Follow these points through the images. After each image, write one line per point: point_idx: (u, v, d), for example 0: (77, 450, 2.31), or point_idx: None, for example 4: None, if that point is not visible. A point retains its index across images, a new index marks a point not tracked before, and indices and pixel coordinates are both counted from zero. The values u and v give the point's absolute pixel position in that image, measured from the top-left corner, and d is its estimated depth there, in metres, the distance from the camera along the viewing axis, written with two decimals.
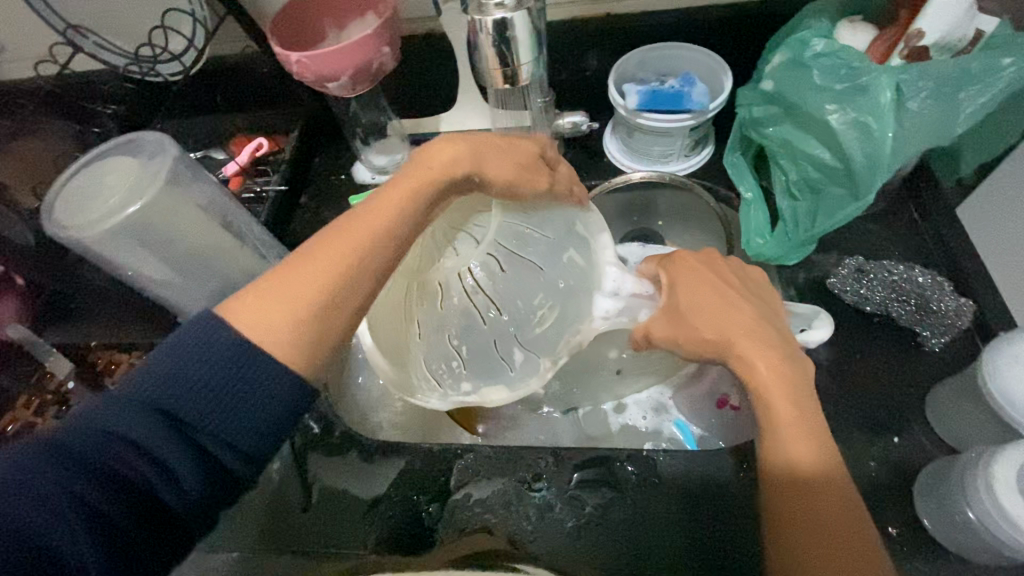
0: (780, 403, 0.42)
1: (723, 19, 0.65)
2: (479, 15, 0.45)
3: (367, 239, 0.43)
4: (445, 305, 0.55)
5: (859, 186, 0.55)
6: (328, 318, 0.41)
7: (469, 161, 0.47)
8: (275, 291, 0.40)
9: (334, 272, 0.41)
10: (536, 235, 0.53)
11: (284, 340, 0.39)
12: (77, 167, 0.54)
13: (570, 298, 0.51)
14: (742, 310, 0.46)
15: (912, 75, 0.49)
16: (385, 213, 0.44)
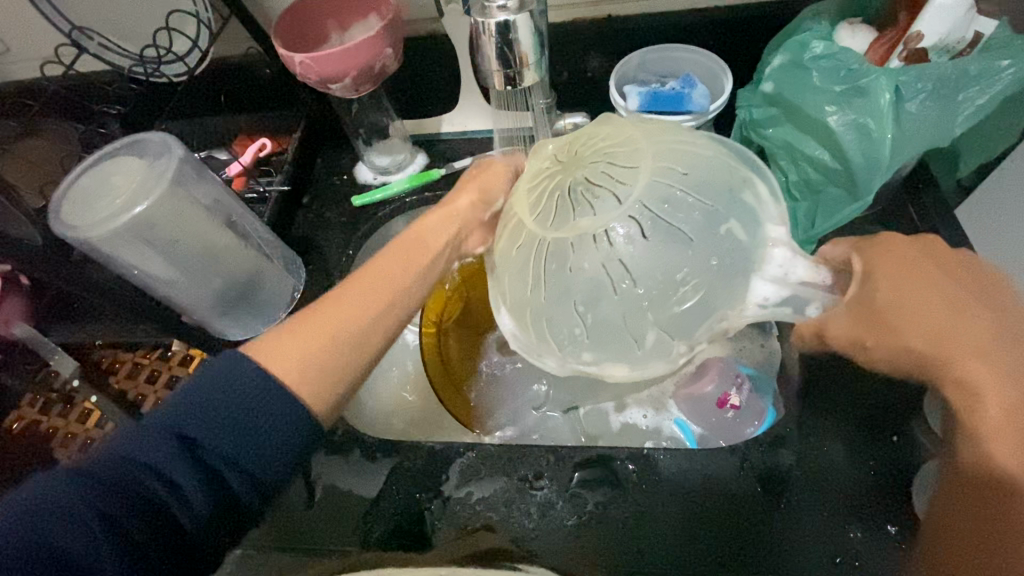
0: (1009, 435, 0.37)
1: (723, 22, 0.66)
2: (481, 18, 0.45)
3: (379, 279, 0.44)
4: (573, 267, 0.46)
5: (858, 186, 0.56)
6: (346, 359, 0.42)
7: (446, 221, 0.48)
8: (288, 345, 0.40)
9: (345, 318, 0.42)
10: (692, 196, 0.45)
11: (300, 374, 0.40)
12: (83, 168, 0.54)
13: (732, 271, 0.42)
14: (976, 323, 0.39)
15: (911, 76, 0.50)
16: (395, 257, 0.46)
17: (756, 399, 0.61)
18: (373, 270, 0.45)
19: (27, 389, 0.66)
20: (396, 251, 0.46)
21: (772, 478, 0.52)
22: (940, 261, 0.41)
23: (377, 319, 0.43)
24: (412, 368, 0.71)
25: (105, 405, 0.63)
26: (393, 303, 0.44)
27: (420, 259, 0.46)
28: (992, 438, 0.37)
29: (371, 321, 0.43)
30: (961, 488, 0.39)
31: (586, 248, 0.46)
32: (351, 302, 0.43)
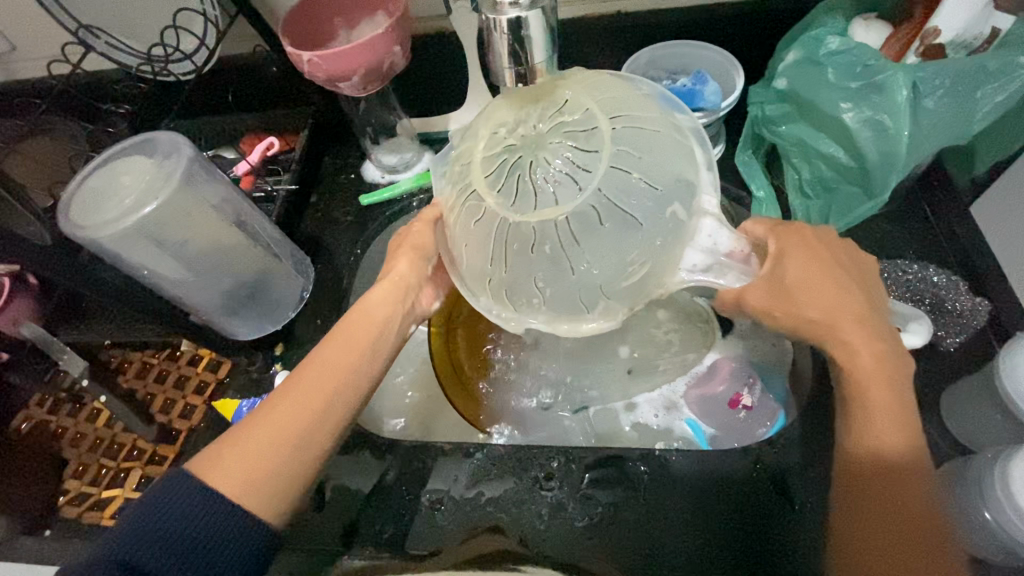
0: (882, 396, 0.41)
1: (735, 18, 0.65)
2: (493, 14, 0.44)
3: (319, 377, 0.44)
4: (527, 237, 0.48)
5: (874, 185, 0.55)
6: (288, 462, 0.41)
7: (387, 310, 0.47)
8: (240, 450, 0.40)
9: (287, 425, 0.42)
10: (646, 180, 0.48)
11: (244, 491, 0.39)
12: (91, 168, 0.54)
13: (672, 239, 0.45)
14: (851, 298, 0.44)
15: (929, 73, 0.49)
16: (336, 354, 0.45)
17: (769, 399, 0.61)
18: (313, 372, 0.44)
19: (35, 388, 0.66)
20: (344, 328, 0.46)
21: (784, 478, 0.52)
22: (832, 249, 0.46)
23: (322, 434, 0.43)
24: (419, 367, 0.71)
25: (114, 405, 0.63)
26: (335, 399, 0.43)
27: (362, 343, 0.46)
28: (875, 408, 0.41)
29: (320, 438, 0.43)
30: (845, 470, 0.41)
31: (548, 230, 0.48)
32: (295, 402, 0.42)
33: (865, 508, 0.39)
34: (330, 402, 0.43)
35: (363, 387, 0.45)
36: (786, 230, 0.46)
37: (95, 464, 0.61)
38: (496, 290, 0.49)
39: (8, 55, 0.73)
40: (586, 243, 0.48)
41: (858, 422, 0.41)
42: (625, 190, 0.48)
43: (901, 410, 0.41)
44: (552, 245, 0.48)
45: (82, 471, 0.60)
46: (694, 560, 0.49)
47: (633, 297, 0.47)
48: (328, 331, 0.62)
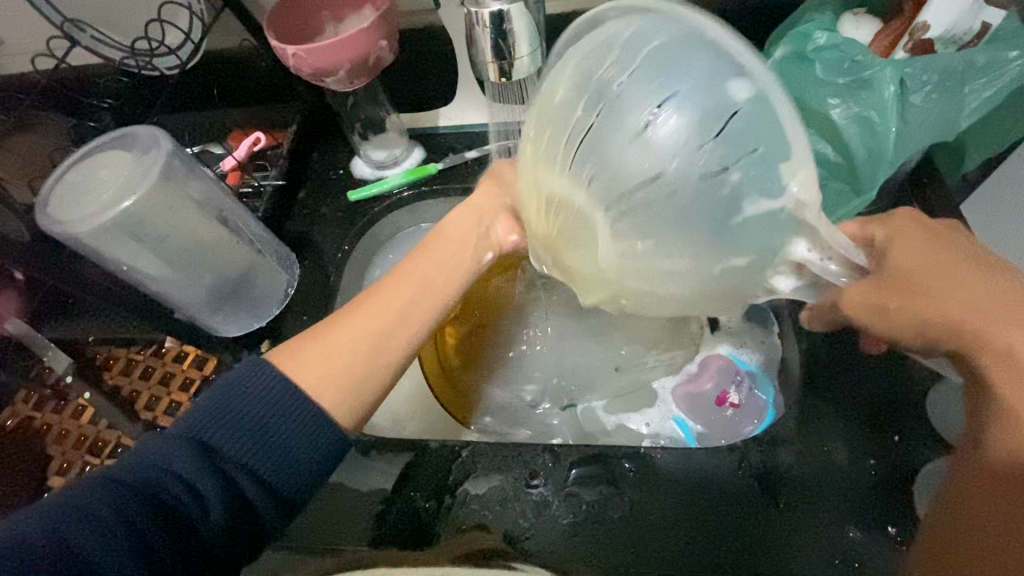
0: None
1: (724, 13, 0.65)
2: (476, 7, 0.44)
3: (404, 289, 0.45)
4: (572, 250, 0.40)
5: (861, 179, 0.54)
6: (362, 365, 0.43)
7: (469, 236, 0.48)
8: (327, 344, 0.43)
9: (369, 325, 0.44)
10: (666, 259, 0.35)
11: (325, 386, 0.41)
12: (72, 162, 0.54)
13: (745, 288, 0.38)
14: (988, 291, 0.39)
15: (917, 68, 0.49)
16: (417, 270, 0.46)
17: (756, 396, 0.61)
18: (401, 280, 0.45)
19: (20, 385, 0.66)
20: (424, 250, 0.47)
21: (769, 477, 0.51)
22: (955, 241, 0.41)
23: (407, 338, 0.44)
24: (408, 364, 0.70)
25: (98, 402, 0.63)
26: (426, 308, 0.45)
27: (445, 260, 0.47)
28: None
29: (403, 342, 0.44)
30: (975, 479, 0.40)
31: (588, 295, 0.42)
32: (374, 311, 0.44)
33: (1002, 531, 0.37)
34: (408, 313, 0.44)
35: (433, 313, 0.45)
36: (898, 220, 0.42)
37: (78, 462, 0.60)
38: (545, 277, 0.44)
39: None
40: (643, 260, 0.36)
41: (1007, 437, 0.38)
42: (679, 213, 0.34)
43: None
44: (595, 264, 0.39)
45: (65, 468, 0.60)
46: (677, 559, 0.49)
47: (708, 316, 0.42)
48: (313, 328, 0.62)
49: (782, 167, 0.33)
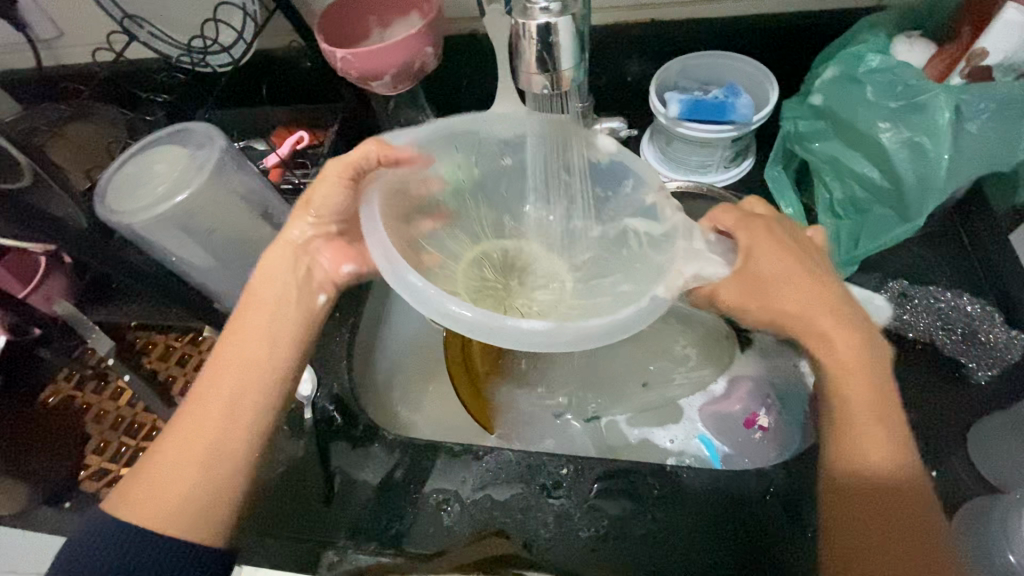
0: (861, 383, 0.43)
1: (772, 30, 0.64)
2: (523, 19, 0.43)
3: (226, 392, 0.44)
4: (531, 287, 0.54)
5: (909, 205, 0.53)
6: (214, 467, 0.42)
7: (282, 294, 0.48)
8: (164, 475, 0.42)
9: (197, 439, 0.43)
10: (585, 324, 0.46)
11: (181, 504, 0.41)
12: (129, 154, 0.56)
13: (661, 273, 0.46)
14: (811, 289, 0.45)
15: (973, 95, 0.48)
16: (232, 349, 0.46)
17: (787, 421, 0.60)
18: (220, 369, 0.45)
19: (62, 364, 0.67)
20: (235, 336, 0.46)
21: (795, 503, 0.50)
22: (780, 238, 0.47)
23: (250, 416, 0.44)
24: (434, 366, 0.71)
25: (137, 385, 0.65)
26: (253, 375, 0.45)
27: (260, 329, 0.47)
28: (864, 426, 0.42)
29: (249, 420, 0.44)
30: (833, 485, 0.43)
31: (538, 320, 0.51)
32: (203, 417, 0.43)
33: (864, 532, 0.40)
34: (234, 397, 0.44)
35: (261, 376, 0.45)
36: (755, 227, 0.46)
37: (115, 441, 0.62)
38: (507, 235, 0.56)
39: (52, 40, 0.74)
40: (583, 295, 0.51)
41: (850, 445, 0.42)
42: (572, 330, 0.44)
43: (882, 408, 0.43)
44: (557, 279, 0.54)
45: (103, 446, 0.62)
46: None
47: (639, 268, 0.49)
48: (345, 325, 0.64)
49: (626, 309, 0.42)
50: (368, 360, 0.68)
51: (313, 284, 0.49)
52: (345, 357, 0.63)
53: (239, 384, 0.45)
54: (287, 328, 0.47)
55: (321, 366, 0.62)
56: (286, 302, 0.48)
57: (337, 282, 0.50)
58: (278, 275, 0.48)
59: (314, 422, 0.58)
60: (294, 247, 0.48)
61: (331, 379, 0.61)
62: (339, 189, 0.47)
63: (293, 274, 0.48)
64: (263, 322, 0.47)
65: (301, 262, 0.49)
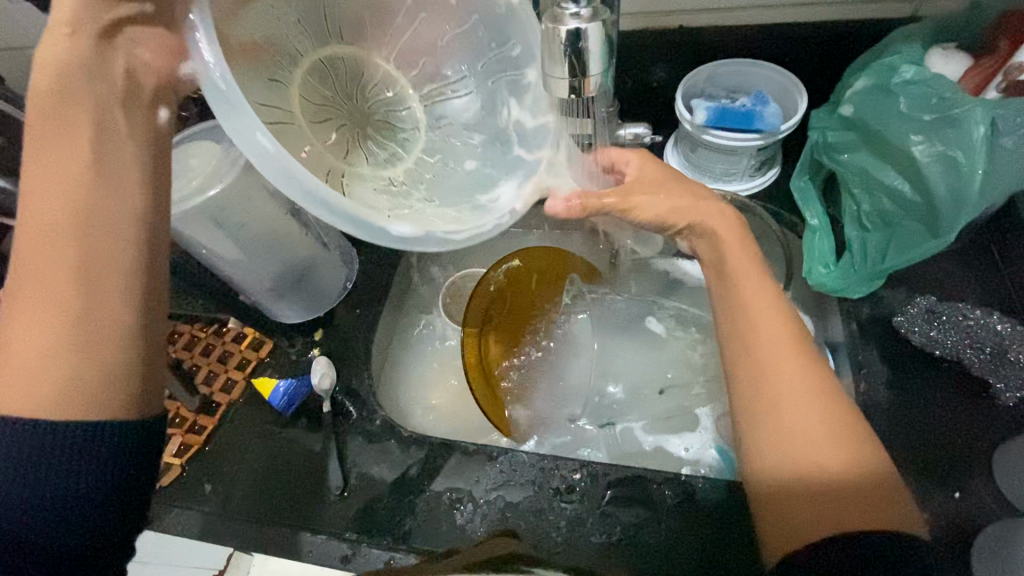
0: (790, 364, 0.44)
1: (803, 39, 0.64)
2: (552, 25, 0.42)
3: (41, 228, 0.34)
4: (390, 135, 0.53)
5: (939, 221, 0.52)
6: (71, 313, 0.34)
7: (83, 86, 0.37)
8: (11, 346, 0.33)
9: (34, 286, 0.34)
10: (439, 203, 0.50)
11: (58, 385, 0.33)
12: None
13: (503, 165, 0.52)
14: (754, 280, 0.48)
15: (1010, 110, 0.47)
16: (40, 173, 0.35)
17: None
18: (27, 202, 0.35)
19: None
20: (48, 164, 0.35)
21: None
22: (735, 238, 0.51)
23: (83, 241, 0.35)
24: (451, 365, 0.72)
25: None
26: (74, 200, 0.35)
27: (61, 139, 0.36)
28: (786, 403, 0.43)
29: (89, 245, 0.35)
30: (759, 496, 0.42)
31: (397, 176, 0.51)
32: (29, 266, 0.34)
33: (819, 512, 0.39)
34: (59, 229, 0.34)
35: (85, 191, 0.35)
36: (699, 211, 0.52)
37: None
38: (368, 49, 0.51)
39: None
40: (439, 155, 0.53)
41: (785, 430, 0.42)
42: (432, 211, 0.48)
43: (815, 392, 0.43)
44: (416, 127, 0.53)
45: None
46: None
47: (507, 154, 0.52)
48: (365, 321, 0.65)
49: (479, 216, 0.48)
50: (387, 358, 0.69)
51: (148, 94, 0.40)
52: (365, 352, 0.64)
53: (79, 232, 0.35)
54: (131, 155, 0.38)
55: (341, 361, 0.63)
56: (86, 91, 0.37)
57: (181, 90, 0.42)
58: (86, 82, 0.37)
59: (331, 416, 0.59)
60: (97, 32, 0.38)
61: (350, 374, 0.62)
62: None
63: (110, 76, 0.38)
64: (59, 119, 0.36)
65: (115, 60, 0.38)
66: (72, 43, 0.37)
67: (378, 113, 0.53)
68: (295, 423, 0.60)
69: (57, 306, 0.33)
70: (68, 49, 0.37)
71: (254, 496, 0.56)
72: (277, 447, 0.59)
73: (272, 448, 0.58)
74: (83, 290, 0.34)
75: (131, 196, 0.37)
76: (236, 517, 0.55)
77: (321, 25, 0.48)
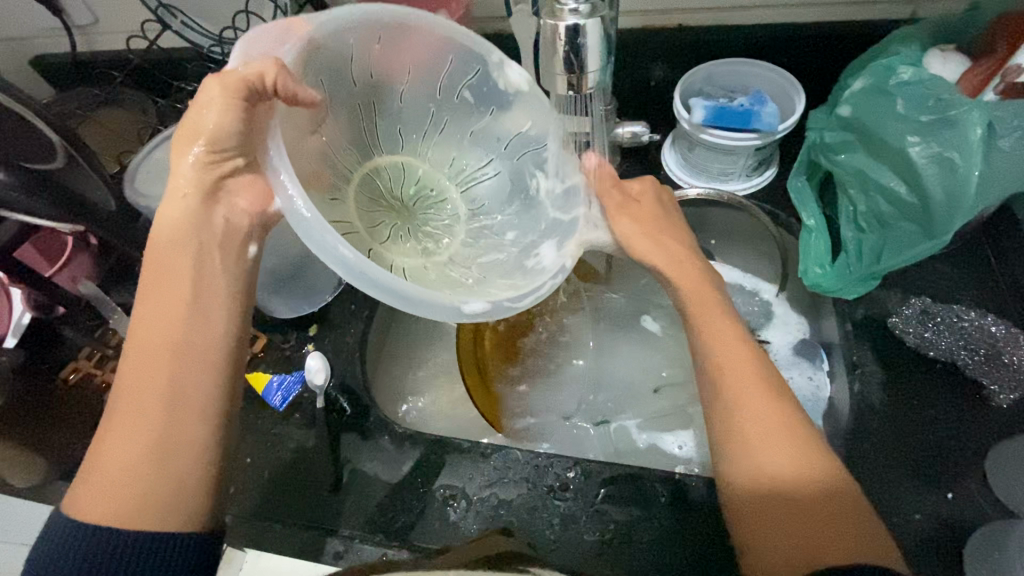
0: (743, 363, 0.44)
1: (801, 39, 0.64)
2: (551, 20, 0.42)
3: (147, 369, 0.41)
4: (430, 217, 0.55)
5: (935, 222, 0.52)
6: (162, 438, 0.40)
7: (189, 245, 0.45)
8: (109, 461, 0.39)
9: (137, 416, 0.40)
10: (492, 275, 0.50)
11: (140, 494, 0.39)
12: (162, 140, 0.60)
13: (561, 231, 0.51)
14: (686, 263, 0.50)
15: (1007, 112, 0.47)
16: (152, 318, 0.43)
17: None
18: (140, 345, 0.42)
19: (83, 343, 0.66)
20: (155, 311, 0.43)
21: None
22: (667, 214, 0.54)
23: (186, 376, 0.42)
24: (445, 362, 0.71)
25: None
26: (179, 345, 0.42)
27: (175, 294, 0.43)
28: (744, 407, 0.42)
29: (190, 382, 0.42)
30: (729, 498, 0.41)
31: (447, 254, 0.53)
32: (135, 400, 0.40)
33: (791, 516, 0.39)
34: (163, 370, 0.41)
35: (190, 338, 0.43)
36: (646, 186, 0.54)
37: None
38: (402, 147, 0.54)
39: (89, 27, 0.76)
40: (483, 229, 0.54)
41: (751, 433, 0.42)
42: (488, 284, 0.49)
43: (771, 390, 0.43)
44: (454, 210, 0.55)
45: None
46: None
47: (540, 220, 0.52)
48: (360, 317, 0.65)
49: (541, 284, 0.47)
50: (382, 354, 0.68)
51: (240, 235, 0.47)
52: (359, 348, 0.63)
53: (176, 366, 0.42)
54: (221, 292, 0.45)
55: (335, 357, 0.62)
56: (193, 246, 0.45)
57: (268, 227, 0.50)
58: (192, 233, 0.45)
59: (324, 411, 0.59)
60: (200, 195, 0.45)
61: (344, 370, 0.62)
62: (232, 111, 0.42)
63: (210, 230, 0.46)
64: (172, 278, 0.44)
65: (216, 213, 0.46)
66: (185, 208, 0.45)
67: (420, 202, 0.55)
68: (289, 419, 0.59)
69: (154, 432, 0.40)
70: (183, 219, 0.45)
71: (247, 490, 0.56)
72: (270, 443, 0.58)
73: (266, 445, 0.58)
74: (179, 420, 0.41)
75: (221, 335, 0.44)
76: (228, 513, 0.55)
77: (358, 133, 0.52)
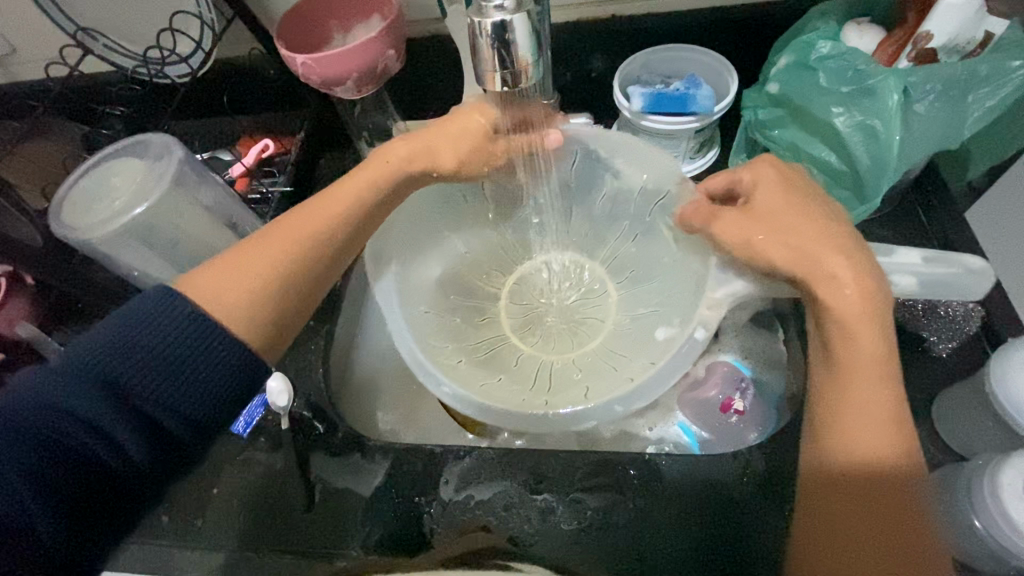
0: (865, 337, 0.42)
1: (728, 22, 0.66)
2: (478, 18, 0.42)
3: (298, 225, 0.49)
4: (587, 301, 0.64)
5: (865, 187, 0.55)
6: (274, 284, 0.47)
7: (383, 173, 0.52)
8: (237, 264, 0.47)
9: (274, 247, 0.48)
10: (638, 357, 0.54)
11: (239, 310, 0.45)
12: (87, 168, 0.57)
13: (689, 298, 0.53)
14: (828, 231, 0.44)
15: (920, 77, 0.49)
16: (322, 205, 0.51)
17: (761, 403, 0.59)
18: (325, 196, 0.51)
19: None
20: (339, 193, 0.51)
21: (772, 484, 0.52)
22: (789, 180, 0.47)
23: (331, 248, 0.50)
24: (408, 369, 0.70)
25: None
26: (332, 230, 0.50)
27: (330, 214, 0.50)
28: (856, 415, 0.41)
29: (327, 250, 0.50)
30: (810, 484, 0.42)
31: (638, 336, 0.58)
32: (275, 244, 0.48)
33: (854, 526, 0.40)
34: (310, 233, 0.49)
35: (336, 223, 0.50)
36: (759, 165, 0.48)
37: None
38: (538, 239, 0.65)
39: (9, 57, 0.73)
40: (636, 304, 0.61)
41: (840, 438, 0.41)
42: (660, 351, 0.52)
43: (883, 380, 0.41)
44: (603, 286, 0.64)
45: None
46: (692, 553, 0.50)
47: (678, 287, 0.56)
48: (321, 332, 0.65)
49: (669, 366, 0.48)
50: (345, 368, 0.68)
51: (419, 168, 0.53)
52: (321, 364, 0.63)
53: (315, 235, 0.49)
54: (358, 216, 0.51)
55: (297, 375, 0.61)
56: (382, 164, 0.52)
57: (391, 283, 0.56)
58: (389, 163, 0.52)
59: (291, 432, 0.58)
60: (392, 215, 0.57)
61: (307, 388, 0.61)
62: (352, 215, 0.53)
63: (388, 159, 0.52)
64: (359, 201, 0.51)
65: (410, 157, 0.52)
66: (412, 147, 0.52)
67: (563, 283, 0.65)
68: (254, 443, 0.58)
69: (283, 262, 0.48)
70: (374, 169, 0.52)
71: (215, 523, 0.54)
72: (238, 467, 0.57)
73: (233, 471, 0.57)
74: (301, 273, 0.49)
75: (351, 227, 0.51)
76: (195, 546, 0.53)
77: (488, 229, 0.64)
